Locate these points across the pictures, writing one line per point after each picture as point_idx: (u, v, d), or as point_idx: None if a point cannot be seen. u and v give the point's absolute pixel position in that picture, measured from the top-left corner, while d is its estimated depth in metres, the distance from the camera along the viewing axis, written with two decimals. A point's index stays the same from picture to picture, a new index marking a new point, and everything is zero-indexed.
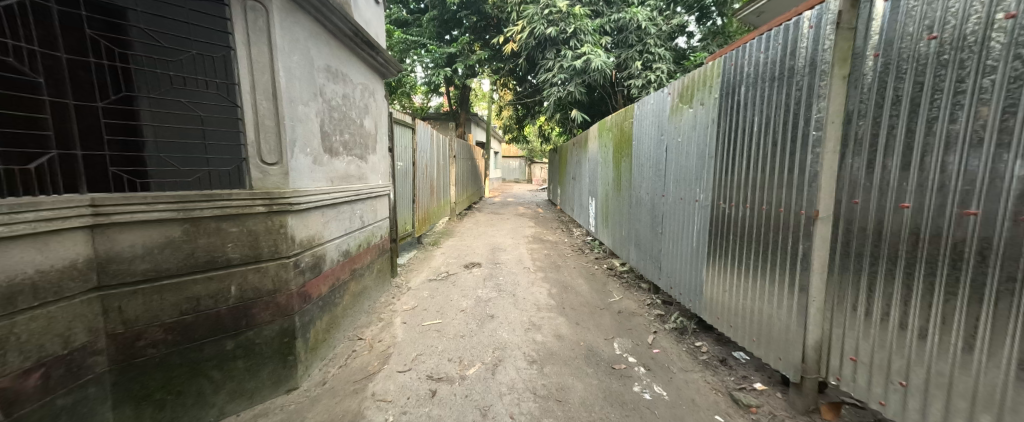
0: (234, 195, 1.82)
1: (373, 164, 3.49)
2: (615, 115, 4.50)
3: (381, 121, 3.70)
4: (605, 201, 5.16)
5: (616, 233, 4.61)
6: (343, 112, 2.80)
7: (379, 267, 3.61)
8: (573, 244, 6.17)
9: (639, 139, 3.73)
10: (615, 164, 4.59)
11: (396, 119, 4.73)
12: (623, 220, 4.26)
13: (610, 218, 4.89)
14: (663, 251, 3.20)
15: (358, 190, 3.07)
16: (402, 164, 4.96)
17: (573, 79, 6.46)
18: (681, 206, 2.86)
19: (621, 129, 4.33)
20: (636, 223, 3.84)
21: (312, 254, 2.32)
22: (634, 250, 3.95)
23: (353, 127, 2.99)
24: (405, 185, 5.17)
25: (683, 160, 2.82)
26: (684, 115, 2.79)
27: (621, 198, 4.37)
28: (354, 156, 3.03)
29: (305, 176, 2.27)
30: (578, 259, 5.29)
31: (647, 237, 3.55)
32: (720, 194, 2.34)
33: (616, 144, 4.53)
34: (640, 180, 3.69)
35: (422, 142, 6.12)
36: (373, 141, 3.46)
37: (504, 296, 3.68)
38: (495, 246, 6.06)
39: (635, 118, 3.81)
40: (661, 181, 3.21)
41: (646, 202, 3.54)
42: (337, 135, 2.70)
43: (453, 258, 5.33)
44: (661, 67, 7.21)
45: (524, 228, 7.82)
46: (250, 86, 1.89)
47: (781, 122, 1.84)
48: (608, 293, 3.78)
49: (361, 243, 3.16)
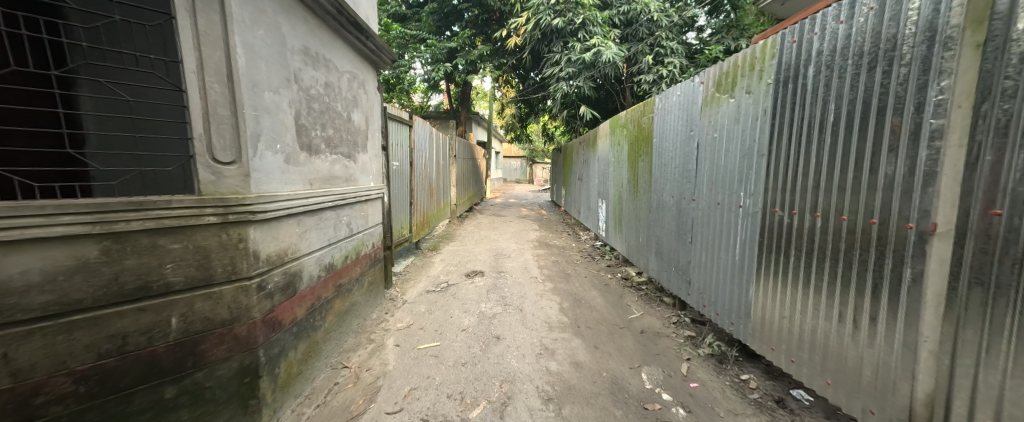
0: (174, 203, 1.43)
1: (364, 163, 3.11)
2: (631, 110, 4.12)
3: (373, 116, 3.31)
4: (618, 203, 4.77)
5: (632, 239, 4.21)
6: (326, 103, 2.41)
7: (370, 280, 3.22)
8: (581, 250, 5.77)
9: (662, 136, 3.33)
10: (631, 164, 4.20)
11: (392, 115, 4.36)
12: (641, 225, 3.86)
13: (625, 222, 4.49)
14: (692, 263, 2.79)
15: (345, 193, 2.68)
16: (398, 165, 4.59)
17: (581, 73, 6.06)
18: (718, 212, 2.45)
19: (638, 126, 3.95)
20: (658, 228, 3.43)
21: (284, 272, 1.94)
22: (654, 259, 3.54)
23: (339, 121, 2.61)
24: (402, 188, 4.80)
25: (721, 159, 2.42)
26: (723, 106, 2.39)
27: (638, 201, 3.97)
28: (341, 155, 2.64)
29: (276, 178, 1.88)
30: (588, 266, 4.89)
31: (671, 246, 3.15)
32: (776, 199, 1.94)
33: (632, 142, 4.15)
34: (663, 181, 3.29)
35: (421, 141, 5.75)
36: (363, 138, 3.07)
37: (511, 312, 3.29)
38: (498, 252, 5.67)
39: (657, 112, 3.42)
40: (691, 182, 2.80)
41: (671, 206, 3.13)
42: (319, 130, 2.32)
43: (454, 266, 4.94)
44: (673, 61, 6.81)
45: (528, 232, 7.41)
46: (196, 64, 1.49)
47: (873, 109, 1.43)
48: (626, 308, 3.38)
49: (348, 254, 2.77)
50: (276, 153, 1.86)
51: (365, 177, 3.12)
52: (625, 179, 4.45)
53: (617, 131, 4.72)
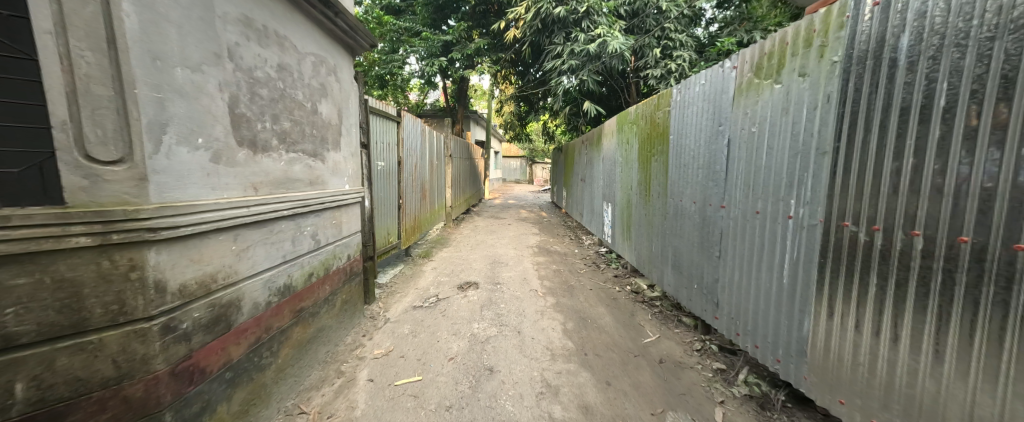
0: (17, 218, 0.97)
1: (336, 163, 2.67)
2: (644, 104, 3.68)
3: (349, 109, 2.87)
4: (627, 208, 4.34)
5: (643, 248, 3.77)
6: (280, 90, 1.98)
7: (344, 299, 2.77)
8: (585, 258, 5.34)
9: (681, 131, 2.89)
10: (642, 164, 3.76)
11: (376, 109, 3.93)
12: (655, 234, 3.42)
13: (635, 229, 4.06)
14: (721, 282, 2.36)
15: (308, 199, 2.24)
16: (382, 165, 4.15)
17: (585, 66, 5.61)
18: (757, 222, 2.01)
19: (651, 121, 3.51)
20: (676, 238, 2.99)
21: (209, 304, 1.50)
22: (671, 272, 3.10)
23: (300, 112, 2.17)
24: (388, 190, 4.37)
25: (761, 158, 1.98)
26: (765, 94, 1.95)
27: (651, 206, 3.54)
28: (302, 153, 2.20)
29: (197, 183, 1.43)
30: (593, 277, 4.45)
31: (692, 259, 2.72)
32: (843, 210, 1.50)
33: (644, 139, 3.70)
34: (683, 184, 2.84)
35: (411, 138, 5.32)
36: (335, 133, 2.63)
37: (507, 336, 2.85)
38: (495, 260, 5.24)
39: (675, 105, 2.99)
40: (720, 186, 2.37)
41: (693, 214, 2.69)
42: (268, 122, 1.88)
43: (446, 277, 4.50)
44: (682, 54, 6.42)
45: (528, 236, 6.97)
46: (55, 21, 1.05)
47: (1017, 85, 0.99)
48: (639, 330, 2.94)
49: (313, 271, 2.33)
50: (196, 149, 1.42)
51: (337, 179, 2.68)
52: (635, 180, 4.01)
53: (626, 128, 4.29)
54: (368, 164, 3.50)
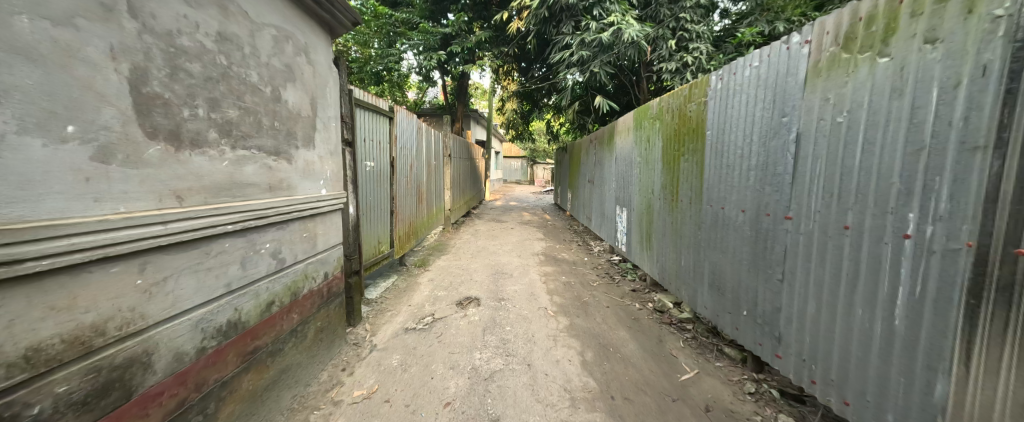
0: None
1: (309, 164, 2.20)
2: (671, 96, 3.20)
3: (325, 98, 2.39)
4: (646, 213, 3.87)
5: (669, 260, 3.29)
6: (222, 67, 1.50)
7: (317, 328, 2.29)
8: (597, 268, 4.86)
9: (724, 125, 2.42)
10: (668, 164, 3.29)
11: (365, 102, 3.46)
12: (685, 245, 2.95)
13: (657, 237, 3.59)
14: (784, 312, 1.89)
15: (266, 209, 1.77)
16: (372, 166, 3.69)
17: (596, 58, 5.12)
18: (848, 240, 1.54)
19: (681, 115, 3.04)
20: (715, 253, 2.52)
21: (87, 370, 1.02)
22: (707, 292, 2.63)
23: (254, 98, 1.70)
24: (379, 194, 3.90)
25: (854, 157, 1.51)
26: (862, 72, 1.49)
27: (679, 213, 3.07)
28: (258, 150, 1.73)
29: (64, 191, 0.95)
30: (608, 292, 3.97)
31: (739, 280, 2.25)
32: (1017, 232, 1.02)
33: (671, 135, 3.23)
34: (727, 189, 2.37)
35: (407, 136, 4.87)
36: (307, 126, 2.16)
37: (515, 370, 2.38)
38: (498, 270, 4.76)
39: (714, 94, 2.53)
40: (783, 192, 1.90)
41: (742, 225, 2.22)
42: (202, 108, 1.40)
43: (443, 291, 4.03)
44: (699, 47, 5.95)
45: (533, 242, 6.49)
46: None
47: None
48: (673, 363, 2.46)
49: (273, 299, 1.85)
50: (62, 142, 0.95)
51: (310, 183, 2.20)
52: (658, 183, 3.54)
53: (646, 124, 3.81)
54: (353, 165, 3.03)
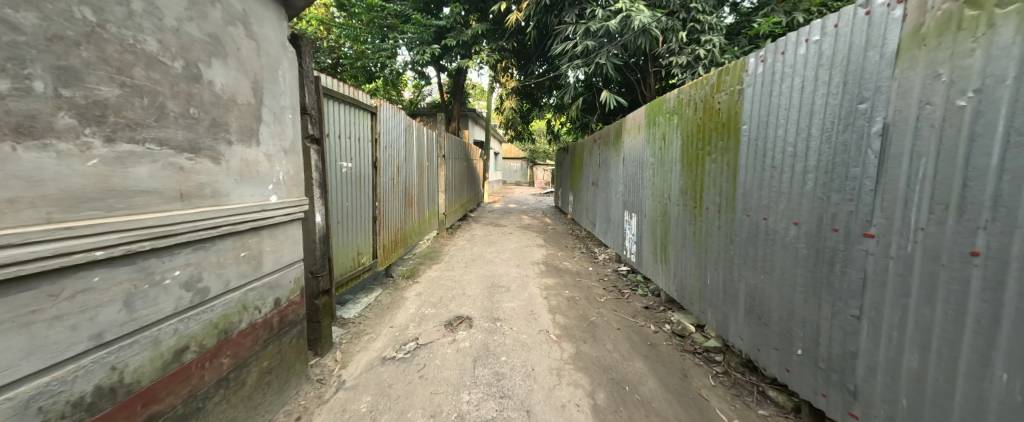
0: None
1: (251, 164, 1.74)
2: (693, 86, 2.76)
3: (276, 82, 1.94)
4: (661, 221, 3.42)
5: (690, 277, 2.84)
6: (86, 24, 1.05)
7: (261, 371, 1.82)
8: (603, 281, 4.40)
9: (766, 116, 1.97)
10: (689, 165, 2.84)
11: (339, 93, 3.01)
12: (713, 261, 2.50)
13: (674, 248, 3.14)
14: (863, 359, 1.43)
15: (173, 224, 1.31)
16: (349, 167, 3.24)
17: (602, 49, 4.67)
18: (977, 272, 1.07)
19: (706, 108, 2.59)
20: (754, 273, 2.07)
21: None
22: (744, 319, 2.17)
23: (151, 74, 1.25)
24: (358, 199, 3.45)
25: (988, 154, 1.05)
26: (1001, 31, 1.03)
27: (704, 222, 2.62)
28: (159, 144, 1.28)
29: None
30: (618, 310, 3.51)
31: (791, 309, 1.79)
32: None
33: (693, 132, 2.78)
34: (773, 195, 1.92)
35: (393, 134, 4.42)
36: (246, 116, 1.71)
37: (510, 419, 1.93)
38: (494, 282, 4.30)
39: (752, 79, 2.08)
40: (861, 202, 1.44)
41: (797, 241, 1.76)
42: (42, 81, 0.95)
43: (432, 308, 3.56)
44: (712, 39, 5.54)
45: (533, 249, 6.04)
46: None
47: None
48: (704, 409, 2.00)
49: (186, 343, 1.39)
50: None
51: (251, 188, 1.75)
52: (675, 186, 3.09)
53: (661, 120, 3.36)
54: (321, 166, 2.58)
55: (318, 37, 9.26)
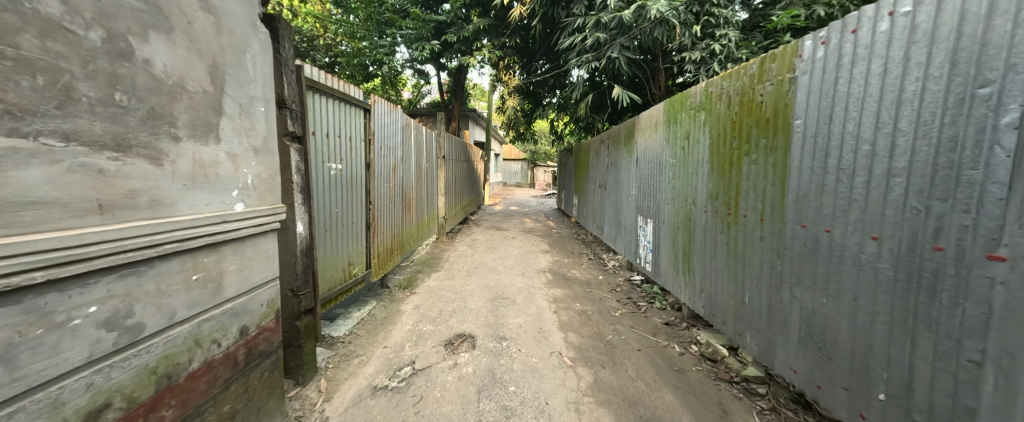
0: None
1: (207, 166, 1.42)
2: (726, 77, 2.44)
3: (243, 67, 1.61)
4: (684, 228, 3.10)
5: (722, 292, 2.52)
6: None
7: (221, 417, 1.49)
8: (616, 292, 4.07)
9: (831, 108, 1.65)
10: (720, 167, 2.53)
11: (326, 86, 2.69)
12: (753, 277, 2.18)
13: (701, 260, 2.81)
14: (987, 419, 1.10)
15: (84, 245, 0.98)
16: (339, 168, 2.93)
17: (615, 41, 4.36)
18: None
19: (742, 102, 2.27)
20: (813, 294, 1.75)
21: None
22: (796, 348, 1.85)
23: (51, 45, 0.92)
24: (349, 205, 3.14)
25: None
26: None
27: (742, 231, 2.29)
28: (65, 139, 0.95)
29: None
30: (636, 326, 3.17)
31: (869, 343, 1.47)
32: None
33: (725, 129, 2.47)
34: (842, 203, 1.60)
35: (390, 133, 4.11)
36: (200, 107, 1.38)
37: None
38: (497, 293, 3.97)
39: (811, 65, 1.76)
40: (983, 214, 1.11)
41: (878, 260, 1.44)
42: None
43: (430, 324, 3.23)
44: (728, 33, 5.21)
45: (538, 255, 5.71)
46: None
47: None
48: None
49: (107, 400, 1.07)
50: None
51: (205, 194, 1.41)
52: (701, 191, 2.78)
53: (684, 116, 3.04)
54: (304, 167, 2.27)
55: (314, 34, 8.99)
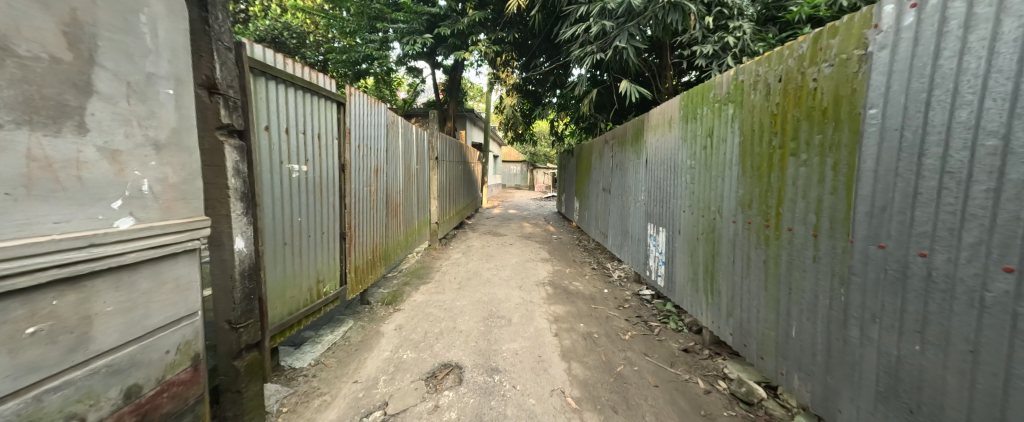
0: None
1: (59, 166, 0.98)
2: (764, 61, 2.01)
3: (133, 33, 1.18)
4: (706, 240, 2.66)
5: (758, 320, 2.08)
6: None
7: None
8: (624, 309, 3.63)
9: (929, 91, 1.22)
10: (754, 169, 2.10)
11: (285, 73, 2.25)
12: (803, 306, 1.74)
13: (728, 279, 2.38)
14: None
15: None
16: (302, 170, 2.50)
17: (622, 30, 3.96)
18: None
19: (786, 90, 1.85)
20: (900, 338, 1.32)
21: None
22: (872, 405, 1.42)
23: None
24: (317, 213, 2.70)
25: None
26: None
27: (787, 248, 1.85)
28: None
29: None
30: (649, 353, 2.73)
31: (1004, 418, 1.04)
32: None
33: (761, 123, 2.04)
34: (949, 219, 1.17)
35: (370, 131, 3.67)
36: (42, 81, 0.94)
37: None
38: (492, 311, 3.53)
39: (894, 35, 1.33)
40: None
41: (1017, 302, 1.01)
42: None
43: (412, 351, 2.78)
44: (743, 24, 4.80)
45: (537, 265, 5.27)
46: None
47: None
48: None
49: None
50: None
51: (54, 208, 0.97)
52: (728, 198, 2.35)
53: (707, 111, 2.62)
54: (246, 169, 1.84)
55: (305, 30, 8.66)
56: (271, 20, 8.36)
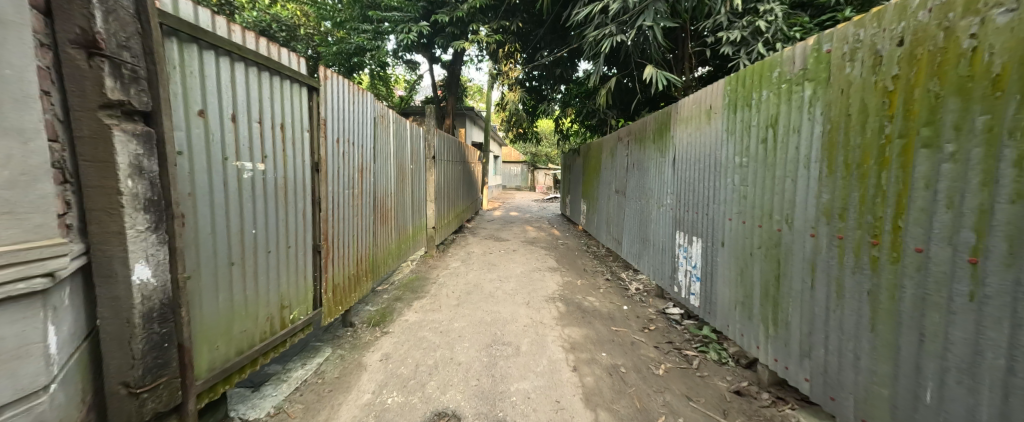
0: None
1: None
2: (872, 20, 1.48)
3: None
4: (765, 256, 2.14)
5: (857, 369, 1.55)
6: None
7: None
8: (652, 333, 3.08)
9: None
10: (850, 167, 1.57)
11: (230, 43, 1.72)
12: (952, 364, 1.21)
13: (803, 307, 1.85)
14: None
15: None
16: (257, 169, 1.97)
17: (646, 6, 3.44)
18: None
19: (916, 55, 1.31)
20: None
21: None
22: None
23: None
24: (280, 222, 2.17)
25: None
26: None
27: (913, 276, 1.32)
28: None
29: None
30: (694, 396, 2.19)
31: None
32: None
33: (863, 105, 1.51)
34: None
35: (354, 124, 3.14)
36: None
37: None
38: (496, 336, 2.99)
39: None
40: None
41: None
42: None
43: (399, 393, 2.24)
44: (775, 7, 4.27)
45: (545, 276, 4.73)
46: None
47: None
48: None
49: None
50: None
51: None
52: (804, 204, 1.83)
53: (768, 95, 2.11)
54: (154, 166, 1.31)
55: (293, 22, 8.11)
56: (258, 11, 7.78)
